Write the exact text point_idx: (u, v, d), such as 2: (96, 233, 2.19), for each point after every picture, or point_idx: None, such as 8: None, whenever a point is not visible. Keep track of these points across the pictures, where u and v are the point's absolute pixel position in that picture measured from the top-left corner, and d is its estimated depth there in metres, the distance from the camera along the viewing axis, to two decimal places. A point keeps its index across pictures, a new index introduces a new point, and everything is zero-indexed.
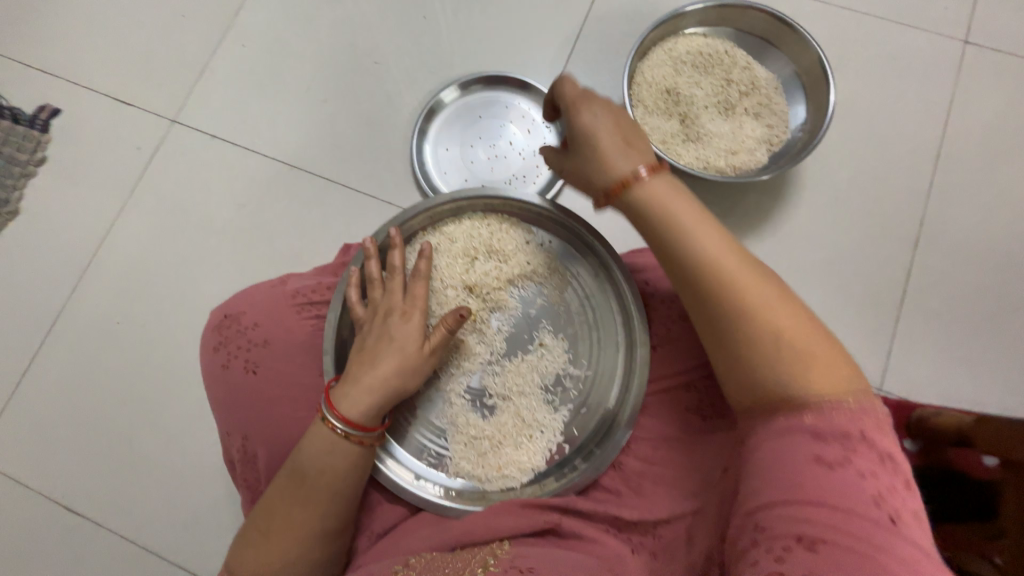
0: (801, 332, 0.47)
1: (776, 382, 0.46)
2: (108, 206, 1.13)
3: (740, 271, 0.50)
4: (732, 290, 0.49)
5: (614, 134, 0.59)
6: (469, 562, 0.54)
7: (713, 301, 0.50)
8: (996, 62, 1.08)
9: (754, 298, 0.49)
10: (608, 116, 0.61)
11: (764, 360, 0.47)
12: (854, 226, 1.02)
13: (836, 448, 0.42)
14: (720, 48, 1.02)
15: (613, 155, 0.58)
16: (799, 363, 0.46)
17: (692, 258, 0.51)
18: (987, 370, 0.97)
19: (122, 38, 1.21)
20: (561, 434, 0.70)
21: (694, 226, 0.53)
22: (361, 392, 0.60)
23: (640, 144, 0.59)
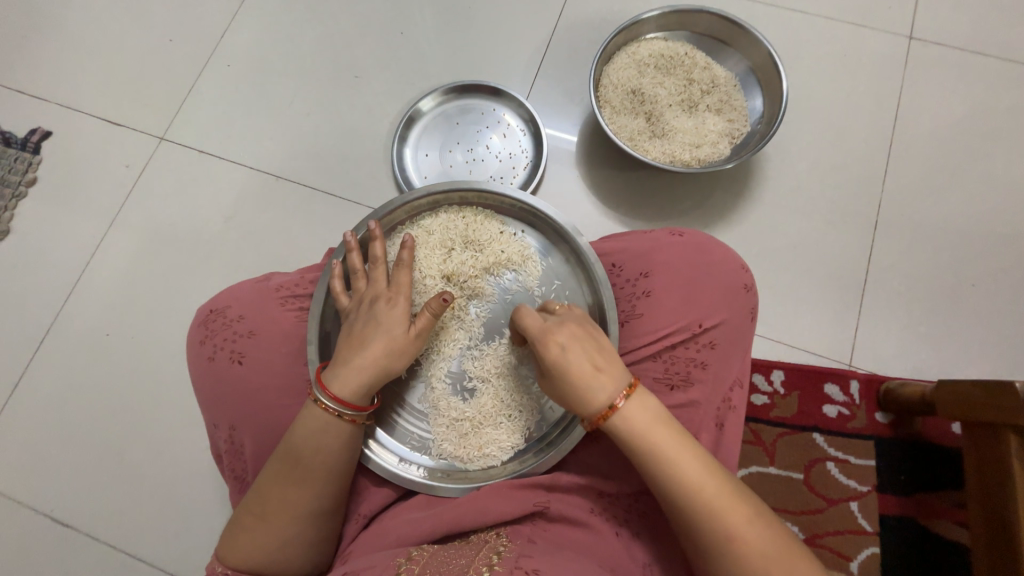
0: (718, 489, 0.55)
1: (708, 537, 0.54)
2: (98, 222, 1.16)
3: (668, 443, 0.56)
4: (712, 512, 0.54)
5: (587, 359, 0.58)
6: (471, 559, 0.55)
7: (695, 525, 0.55)
8: (939, 54, 1.15)
9: (729, 519, 0.54)
10: (575, 342, 0.59)
11: (700, 527, 0.54)
12: (817, 212, 1.08)
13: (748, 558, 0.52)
14: (680, 50, 1.08)
15: (593, 390, 0.57)
16: (717, 516, 0.54)
17: (675, 483, 0.55)
18: (951, 343, 1.01)
19: (111, 62, 1.26)
20: (537, 414, 0.72)
21: (675, 453, 0.56)
22: (351, 373, 0.62)
23: (608, 356, 0.59)
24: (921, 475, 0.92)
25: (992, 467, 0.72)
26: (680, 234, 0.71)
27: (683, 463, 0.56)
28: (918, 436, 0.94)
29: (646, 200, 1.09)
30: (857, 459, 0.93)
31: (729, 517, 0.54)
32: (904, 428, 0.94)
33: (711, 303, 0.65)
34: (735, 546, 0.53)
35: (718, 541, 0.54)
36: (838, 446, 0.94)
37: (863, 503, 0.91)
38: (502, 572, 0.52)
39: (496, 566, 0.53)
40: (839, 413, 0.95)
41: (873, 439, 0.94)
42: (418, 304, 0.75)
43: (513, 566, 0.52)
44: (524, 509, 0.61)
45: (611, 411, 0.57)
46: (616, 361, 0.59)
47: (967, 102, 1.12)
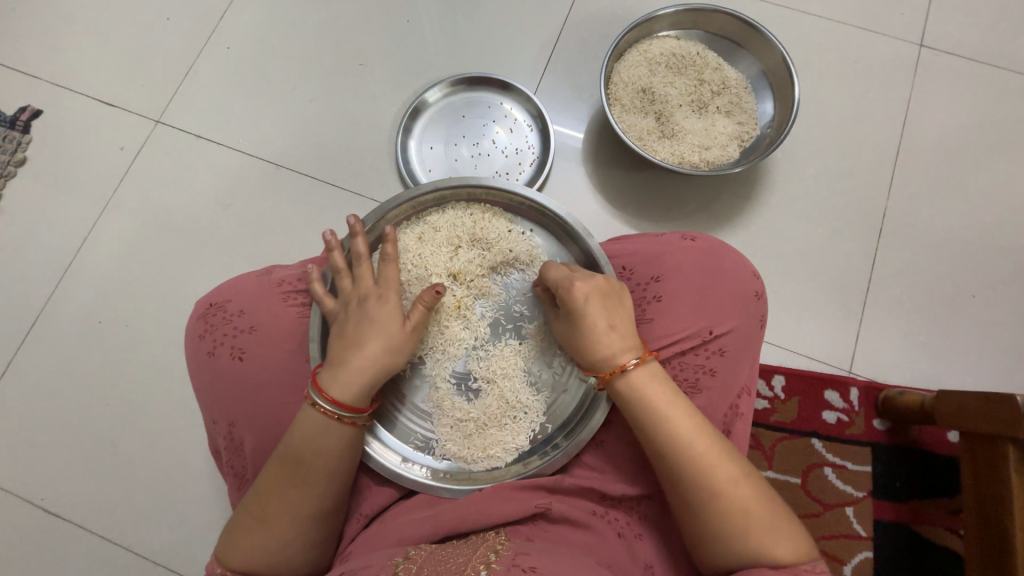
0: (709, 448, 0.55)
1: (700, 495, 0.54)
2: (91, 206, 1.12)
3: (664, 400, 0.57)
4: (701, 472, 0.54)
5: (604, 317, 0.61)
6: (470, 557, 0.55)
7: (689, 484, 0.55)
8: (947, 63, 1.15)
9: (718, 479, 0.54)
10: (599, 297, 0.61)
11: (691, 483, 0.55)
12: (822, 218, 1.08)
13: (735, 517, 0.53)
14: (692, 49, 1.07)
15: (605, 344, 0.60)
16: (706, 473, 0.54)
17: (670, 441, 0.56)
18: (948, 353, 1.02)
19: (105, 39, 1.21)
20: (543, 415, 0.72)
21: (670, 411, 0.57)
22: (350, 373, 0.61)
23: (625, 319, 0.61)
24: (916, 482, 0.93)
25: (987, 477, 0.73)
26: (691, 239, 0.70)
27: (678, 425, 0.56)
28: (914, 445, 0.95)
29: (652, 202, 1.08)
30: (853, 465, 0.94)
31: (719, 477, 0.54)
32: (900, 435, 0.96)
33: (722, 311, 0.65)
34: (724, 506, 0.53)
35: (706, 501, 0.54)
36: (836, 452, 0.95)
37: (858, 509, 0.92)
38: (500, 570, 0.51)
39: (494, 565, 0.52)
40: (838, 419, 0.96)
41: (869, 445, 0.95)
42: (409, 302, 0.73)
43: (511, 565, 0.52)
44: (527, 509, 0.61)
45: (620, 365, 0.59)
46: (630, 324, 0.61)
47: (974, 112, 1.13)
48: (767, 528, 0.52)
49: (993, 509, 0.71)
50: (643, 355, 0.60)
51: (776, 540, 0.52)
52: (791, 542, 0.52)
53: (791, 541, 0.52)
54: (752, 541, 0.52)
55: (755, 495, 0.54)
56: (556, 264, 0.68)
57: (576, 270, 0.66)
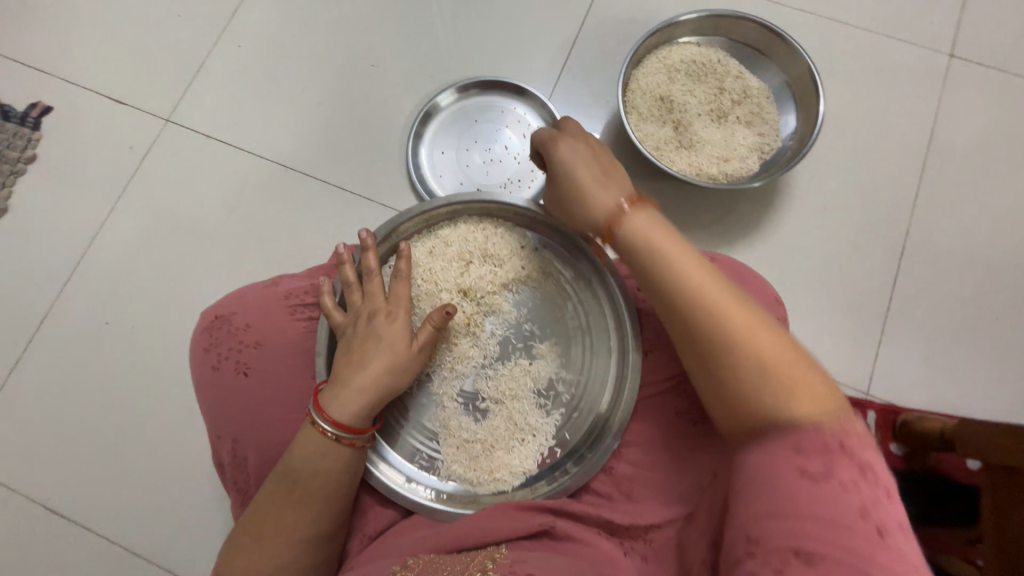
0: (750, 319, 0.48)
1: (738, 364, 0.46)
2: (99, 205, 1.12)
3: (689, 260, 0.52)
4: (735, 331, 0.47)
5: (597, 182, 0.63)
6: (467, 566, 0.54)
7: (717, 342, 0.48)
8: (979, 75, 1.10)
9: (754, 341, 0.46)
10: (590, 167, 0.64)
11: (724, 345, 0.47)
12: (842, 234, 1.04)
13: (809, 440, 0.41)
14: (713, 57, 1.04)
15: (593, 190, 0.63)
16: (745, 342, 0.46)
17: (676, 283, 0.51)
18: (969, 377, 0.99)
19: (117, 35, 1.20)
20: (552, 438, 0.70)
21: (677, 252, 0.53)
22: (352, 393, 0.59)
23: (619, 182, 0.63)
24: (934, 511, 0.90)
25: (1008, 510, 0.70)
26: (711, 260, 0.68)
27: (702, 280, 0.50)
28: (933, 472, 0.92)
29: (667, 213, 1.05)
30: None
31: (755, 341, 0.46)
32: (917, 461, 0.93)
33: None
34: (757, 368, 0.45)
35: (737, 361, 0.46)
36: None
37: None
38: None
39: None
40: None
41: (886, 471, 0.93)
42: (418, 318, 0.72)
43: None
44: (528, 528, 0.58)
45: (615, 206, 0.60)
46: (625, 184, 0.63)
47: (1005, 126, 1.08)
48: (804, 398, 0.43)
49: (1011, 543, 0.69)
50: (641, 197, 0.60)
51: (886, 527, 0.37)
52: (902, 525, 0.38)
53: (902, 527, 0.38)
54: (772, 396, 0.44)
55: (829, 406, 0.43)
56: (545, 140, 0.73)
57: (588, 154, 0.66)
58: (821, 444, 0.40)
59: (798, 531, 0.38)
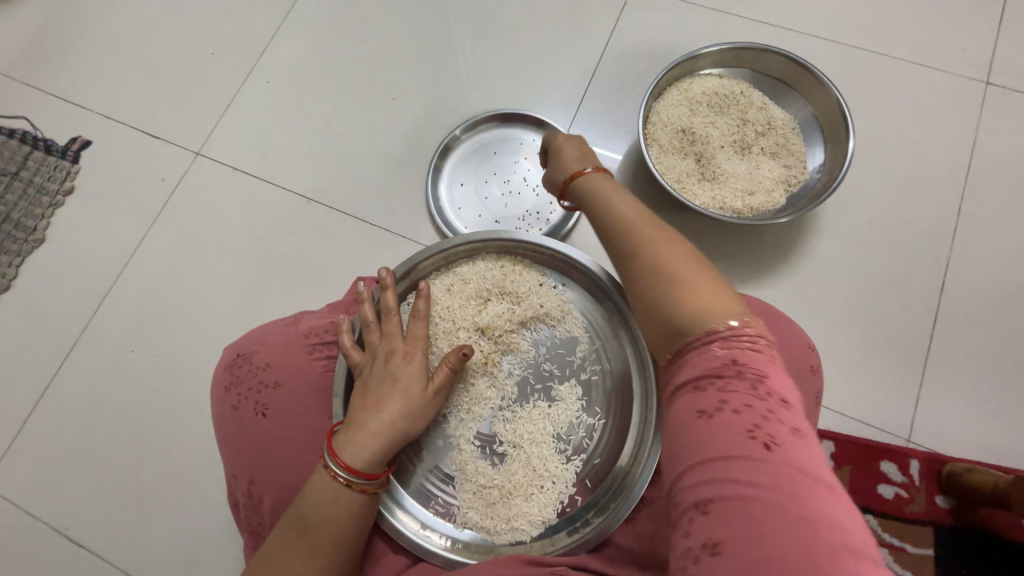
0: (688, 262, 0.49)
1: (667, 300, 0.48)
2: (130, 234, 1.15)
3: (639, 218, 0.54)
4: (668, 270, 0.49)
5: (578, 161, 0.66)
6: None
7: (651, 282, 0.50)
8: (1018, 103, 1.06)
9: (684, 278, 0.48)
10: (577, 149, 0.67)
11: (656, 285, 0.49)
12: (876, 268, 1.00)
13: (711, 394, 0.42)
14: (735, 88, 1.02)
15: (573, 162, 0.66)
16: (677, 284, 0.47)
17: (612, 225, 0.56)
18: (1021, 423, 0.92)
19: (154, 73, 1.26)
20: (572, 485, 0.67)
21: (618, 203, 0.58)
22: (366, 439, 0.58)
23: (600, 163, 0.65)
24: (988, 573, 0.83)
25: None
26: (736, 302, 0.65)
27: (647, 232, 0.52)
28: (986, 528, 0.85)
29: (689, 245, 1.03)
30: (914, 547, 0.85)
31: (684, 277, 0.48)
32: (968, 517, 0.86)
33: None
34: (684, 303, 0.46)
35: (668, 295, 0.48)
36: (894, 531, 0.86)
37: None
38: None
39: None
40: (896, 494, 0.87)
41: (933, 526, 0.86)
42: (435, 357, 0.71)
43: None
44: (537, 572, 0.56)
45: (577, 172, 0.64)
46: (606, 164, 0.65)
47: None
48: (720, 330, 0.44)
49: None
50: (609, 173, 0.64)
51: (781, 459, 0.37)
52: (806, 463, 0.37)
53: (806, 463, 0.37)
54: (687, 313, 0.46)
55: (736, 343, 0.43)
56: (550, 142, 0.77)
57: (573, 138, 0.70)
58: (714, 372, 0.42)
59: (717, 490, 0.37)
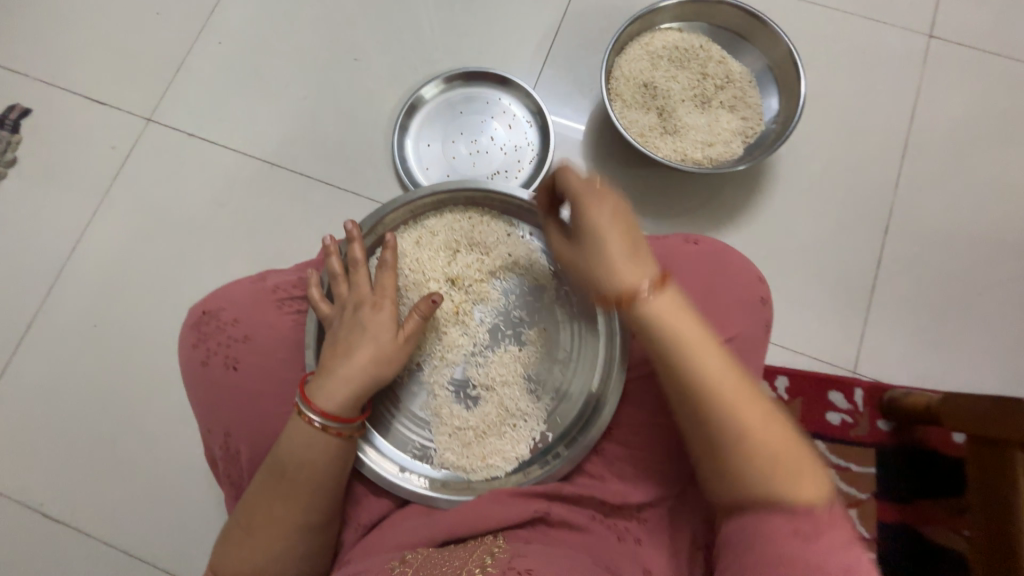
0: (744, 396, 0.50)
1: (727, 440, 0.49)
2: (83, 206, 1.11)
3: (691, 329, 0.52)
4: (730, 412, 0.50)
5: (620, 245, 0.55)
6: (465, 561, 0.54)
7: (714, 427, 0.50)
8: (958, 55, 1.12)
9: (742, 417, 0.50)
10: (614, 215, 0.56)
11: (721, 422, 0.50)
12: (827, 215, 1.05)
13: (795, 522, 0.45)
14: (694, 42, 1.04)
15: (618, 263, 0.54)
16: (742, 436, 0.49)
17: (698, 392, 0.51)
18: (954, 352, 1.00)
19: (95, 35, 1.19)
20: (543, 422, 0.70)
21: (702, 347, 0.52)
22: (339, 384, 0.60)
23: (643, 243, 0.56)
24: (921, 485, 0.92)
25: (994, 478, 0.72)
26: (694, 242, 0.69)
27: (705, 356, 0.51)
28: (920, 445, 0.94)
29: (654, 199, 1.06)
30: (857, 466, 0.93)
31: (743, 422, 0.49)
32: (906, 436, 0.94)
33: (727, 317, 0.63)
34: (749, 448, 0.49)
35: (729, 441, 0.49)
36: (840, 453, 0.94)
37: (862, 510, 0.91)
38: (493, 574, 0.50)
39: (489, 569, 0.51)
40: (842, 420, 0.95)
41: (874, 446, 0.94)
42: (406, 308, 0.72)
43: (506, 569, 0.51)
44: (525, 514, 0.59)
45: (634, 290, 0.53)
46: (648, 248, 0.56)
47: (985, 105, 1.10)
48: (793, 474, 0.47)
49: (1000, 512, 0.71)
50: (663, 280, 0.54)
51: None
52: None
53: None
54: (757, 474, 0.48)
55: (808, 480, 0.47)
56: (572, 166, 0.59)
57: (597, 178, 0.57)
58: (796, 507, 0.45)
59: None
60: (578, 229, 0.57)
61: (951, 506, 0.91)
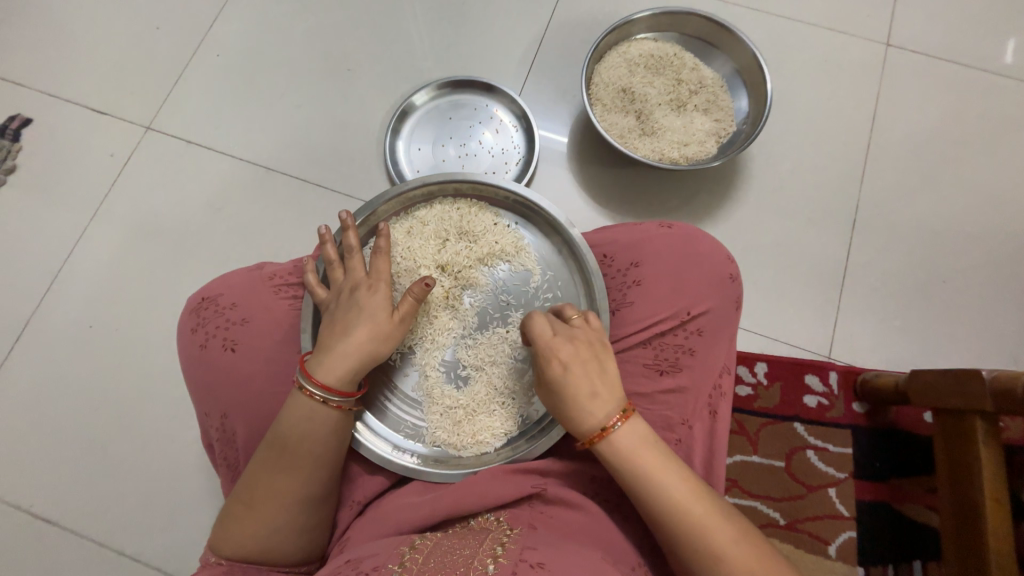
0: (709, 517, 0.54)
1: (696, 552, 0.53)
2: (81, 211, 1.13)
3: (654, 462, 0.56)
4: (698, 529, 0.53)
5: (586, 381, 0.59)
6: (476, 549, 0.54)
7: (684, 543, 0.54)
8: (913, 62, 1.20)
9: (710, 534, 0.53)
10: (578, 362, 0.59)
11: (691, 542, 0.53)
12: (798, 211, 1.11)
13: None
14: (669, 51, 1.11)
15: (584, 410, 0.58)
16: (710, 547, 0.53)
17: (665, 510, 0.55)
18: (923, 337, 1.05)
19: (96, 48, 1.23)
20: (530, 400, 0.73)
21: (662, 473, 0.56)
22: (336, 360, 0.62)
23: (610, 382, 0.59)
24: (896, 463, 0.96)
25: (958, 449, 0.77)
26: (669, 226, 0.73)
27: (670, 485, 0.55)
28: (893, 425, 0.98)
29: (635, 197, 1.11)
30: (835, 447, 0.97)
31: (712, 538, 0.53)
32: (879, 417, 0.98)
33: (699, 292, 0.68)
34: (721, 567, 0.52)
35: (701, 561, 0.53)
36: (818, 434, 0.97)
37: (841, 489, 0.95)
38: (507, 566, 0.50)
39: (502, 559, 0.51)
40: (818, 403, 0.99)
41: (850, 427, 0.98)
42: (399, 293, 0.75)
43: (518, 560, 0.50)
44: (521, 491, 0.62)
45: (601, 432, 0.57)
46: (616, 383, 0.59)
47: (939, 107, 1.18)
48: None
49: (965, 479, 0.74)
50: (627, 415, 0.58)
51: None
52: None
53: None
54: None
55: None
56: (538, 312, 0.64)
57: (561, 327, 0.63)
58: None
59: None
60: (548, 387, 0.61)
61: (924, 482, 0.95)
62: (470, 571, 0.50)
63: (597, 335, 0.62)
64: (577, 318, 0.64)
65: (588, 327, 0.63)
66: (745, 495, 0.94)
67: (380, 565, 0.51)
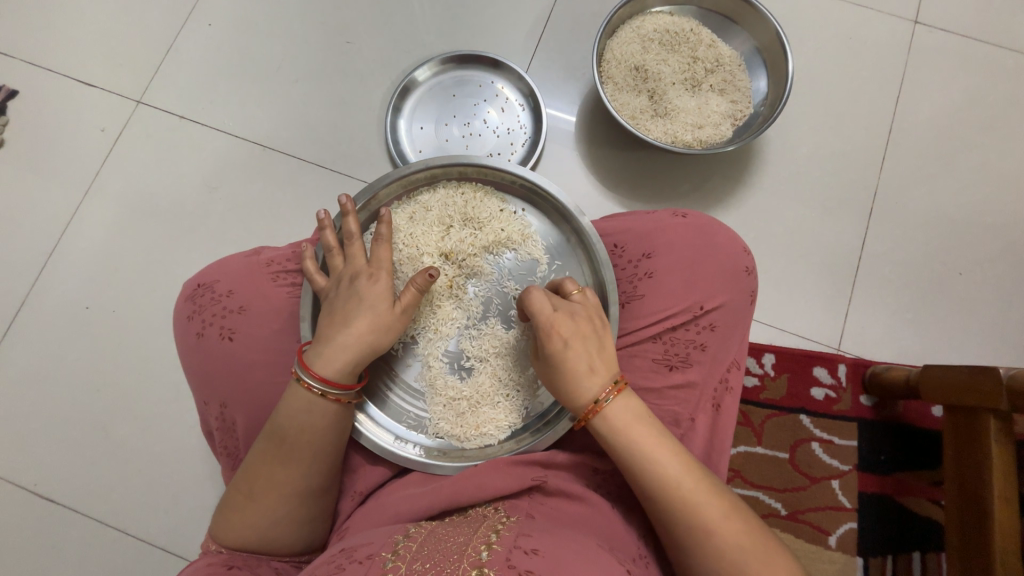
0: (703, 494, 0.53)
1: (689, 529, 0.52)
2: (72, 189, 1.10)
3: (647, 437, 0.55)
4: (692, 505, 0.52)
5: (585, 357, 0.58)
6: (471, 536, 0.53)
7: (676, 519, 0.53)
8: (941, 42, 1.14)
9: (704, 511, 0.52)
10: (579, 338, 0.58)
11: (684, 519, 0.52)
12: (814, 199, 1.08)
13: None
14: (685, 26, 1.05)
15: (582, 385, 0.57)
16: (704, 524, 0.52)
17: (656, 486, 0.54)
18: (934, 330, 1.03)
19: (82, 16, 1.17)
20: (535, 392, 0.72)
21: (657, 449, 0.54)
22: (336, 351, 0.61)
23: (607, 356, 0.58)
24: (900, 456, 0.95)
25: (967, 446, 0.76)
26: (682, 216, 0.70)
27: (664, 461, 0.54)
28: (899, 419, 0.97)
29: (645, 182, 1.07)
30: (839, 440, 0.96)
31: (705, 515, 0.52)
32: (885, 411, 0.97)
33: (712, 285, 0.65)
34: (716, 544, 0.51)
35: (695, 538, 0.52)
36: (823, 427, 0.97)
37: (844, 482, 0.94)
38: (500, 553, 0.48)
39: (495, 546, 0.50)
40: (825, 396, 0.98)
41: (856, 420, 0.97)
42: (401, 281, 0.73)
43: (512, 546, 0.49)
44: (520, 484, 0.60)
45: (597, 405, 0.56)
46: (612, 358, 0.59)
47: (967, 91, 1.12)
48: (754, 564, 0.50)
49: (973, 476, 0.74)
50: (622, 388, 0.57)
51: None
52: None
53: None
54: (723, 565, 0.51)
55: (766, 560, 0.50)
56: (539, 288, 0.62)
57: (560, 303, 0.61)
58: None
59: None
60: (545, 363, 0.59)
61: (925, 475, 0.95)
62: (463, 558, 0.48)
63: (595, 310, 0.61)
64: (576, 293, 0.63)
65: (587, 302, 0.62)
66: (748, 486, 0.94)
67: (373, 552, 0.50)
